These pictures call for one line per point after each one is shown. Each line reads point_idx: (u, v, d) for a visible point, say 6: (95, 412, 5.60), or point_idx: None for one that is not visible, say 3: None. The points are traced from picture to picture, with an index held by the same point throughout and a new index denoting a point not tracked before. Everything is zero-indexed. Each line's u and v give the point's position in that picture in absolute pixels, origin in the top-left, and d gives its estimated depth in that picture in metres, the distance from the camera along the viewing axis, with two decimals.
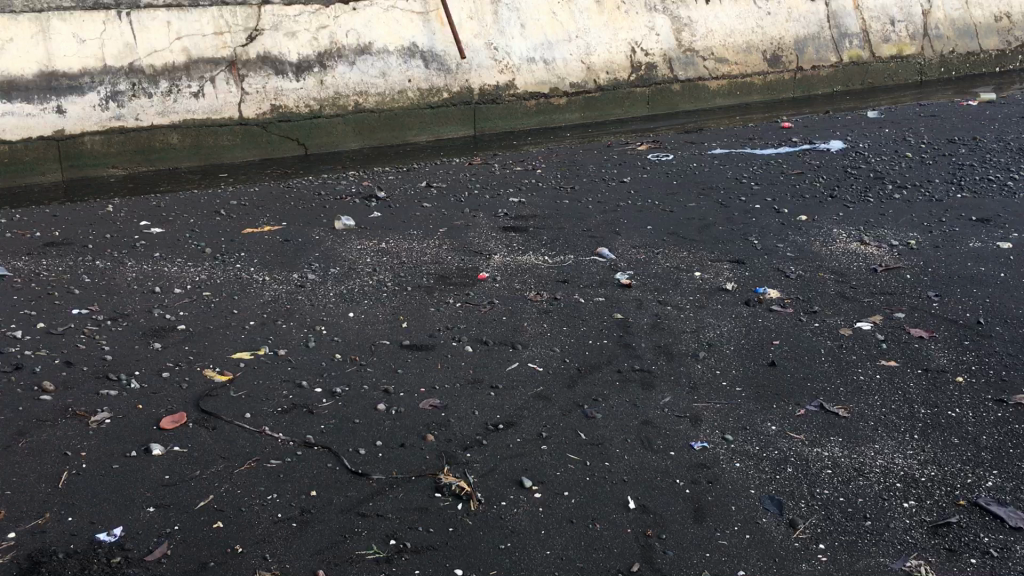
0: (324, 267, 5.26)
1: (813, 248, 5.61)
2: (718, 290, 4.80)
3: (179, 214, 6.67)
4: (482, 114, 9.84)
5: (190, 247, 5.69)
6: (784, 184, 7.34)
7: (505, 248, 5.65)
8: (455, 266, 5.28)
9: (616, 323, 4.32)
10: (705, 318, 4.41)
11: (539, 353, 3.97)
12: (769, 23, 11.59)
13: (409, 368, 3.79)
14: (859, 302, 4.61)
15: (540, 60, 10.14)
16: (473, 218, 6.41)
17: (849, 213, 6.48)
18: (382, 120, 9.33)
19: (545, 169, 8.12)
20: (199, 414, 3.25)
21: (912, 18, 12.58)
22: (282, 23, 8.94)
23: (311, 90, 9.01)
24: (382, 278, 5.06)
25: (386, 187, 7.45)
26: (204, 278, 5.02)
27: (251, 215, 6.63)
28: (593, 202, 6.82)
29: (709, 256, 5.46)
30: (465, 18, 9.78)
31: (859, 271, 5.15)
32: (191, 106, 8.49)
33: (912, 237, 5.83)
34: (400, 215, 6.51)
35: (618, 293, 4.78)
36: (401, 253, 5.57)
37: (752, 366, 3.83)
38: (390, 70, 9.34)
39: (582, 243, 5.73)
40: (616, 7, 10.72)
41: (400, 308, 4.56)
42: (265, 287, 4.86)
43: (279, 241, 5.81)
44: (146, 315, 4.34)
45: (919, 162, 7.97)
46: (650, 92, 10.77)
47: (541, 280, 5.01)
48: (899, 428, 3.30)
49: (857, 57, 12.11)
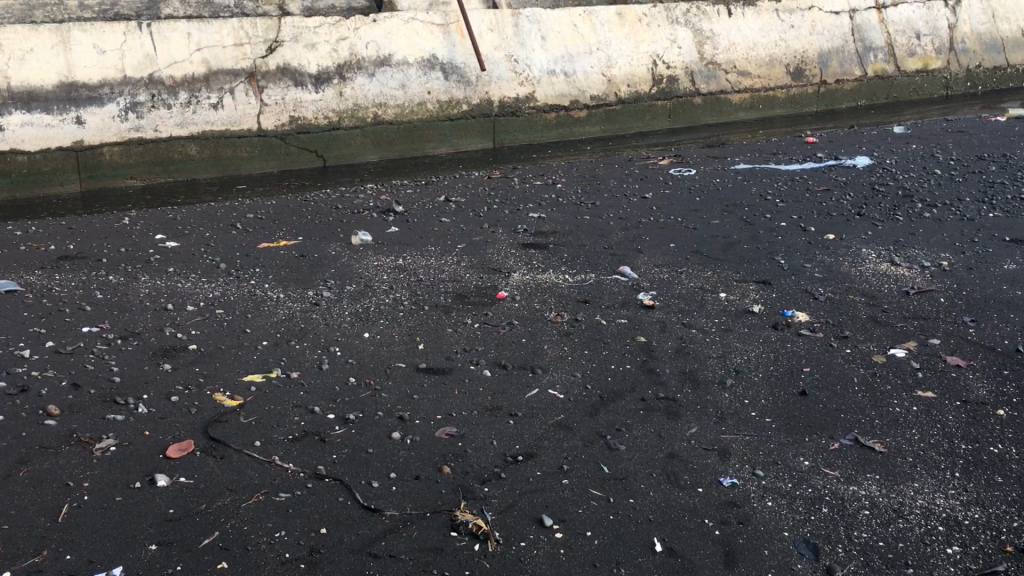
0: (340, 284, 5.15)
1: (842, 269, 5.45)
2: (745, 313, 4.65)
3: (195, 228, 6.59)
4: (501, 127, 9.74)
5: (204, 262, 5.60)
6: (810, 201, 7.18)
7: (525, 266, 5.52)
8: (473, 284, 5.15)
9: (640, 347, 4.18)
10: (732, 342, 4.26)
11: (560, 378, 3.83)
12: (792, 36, 11.45)
13: (425, 393, 3.66)
14: (891, 327, 4.46)
15: (561, 73, 10.03)
16: (492, 234, 6.29)
17: (878, 232, 6.31)
18: (401, 132, 9.24)
19: (565, 183, 7.99)
20: (207, 441, 3.14)
21: (938, 31, 12.40)
22: (302, 34, 8.87)
23: (330, 102, 8.93)
24: (399, 296, 4.94)
25: (404, 201, 7.33)
26: (217, 294, 4.92)
27: (268, 228, 6.54)
28: (615, 218, 6.69)
29: (735, 276, 5.31)
30: (485, 30, 9.69)
31: (890, 293, 4.99)
32: (210, 117, 8.42)
33: (944, 258, 5.66)
34: (417, 230, 6.39)
35: (641, 314, 4.64)
36: (418, 269, 5.46)
37: (782, 395, 3.68)
38: (409, 83, 9.25)
39: (603, 261, 5.59)
40: (638, 20, 10.59)
41: (417, 328, 4.44)
42: (279, 305, 4.76)
43: (295, 256, 5.71)
44: (158, 334, 4.24)
45: (948, 180, 7.79)
46: (671, 105, 10.64)
47: (562, 300, 4.87)
48: (939, 465, 3.15)
49: (882, 71, 11.93)
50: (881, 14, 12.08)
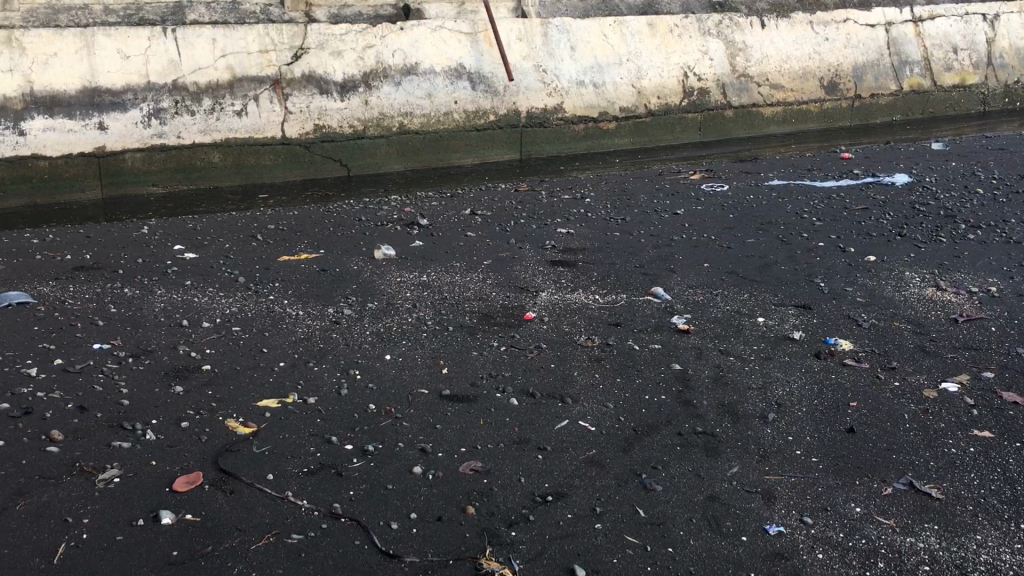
0: (361, 301, 4.98)
1: (885, 293, 5.21)
2: (784, 340, 4.42)
3: (214, 239, 6.45)
4: (528, 138, 9.54)
5: (222, 275, 5.45)
6: (848, 220, 6.93)
7: (553, 285, 5.32)
8: (500, 304, 4.96)
9: (675, 375, 3.97)
10: (773, 372, 4.03)
11: (591, 409, 3.62)
12: (826, 49, 11.20)
13: (448, 423, 3.47)
14: (941, 358, 4.20)
15: (590, 83, 9.82)
16: (518, 250, 6.10)
17: (921, 254, 6.06)
18: (427, 142, 9.07)
19: (594, 197, 7.79)
20: (216, 473, 2.98)
21: (976, 46, 12.11)
22: (328, 42, 8.74)
23: (355, 110, 8.78)
24: (422, 315, 4.76)
25: (429, 214, 7.16)
26: (234, 311, 4.77)
27: (289, 240, 6.39)
28: (645, 236, 6.48)
29: (772, 299, 5.09)
30: (513, 40, 9.52)
31: (937, 321, 4.73)
32: (234, 124, 8.29)
33: (992, 283, 5.40)
34: (442, 245, 6.21)
35: (675, 339, 4.43)
36: (442, 287, 5.27)
37: (829, 433, 3.44)
38: (436, 92, 9.09)
39: (635, 281, 5.39)
40: (669, 31, 10.38)
41: (441, 351, 4.25)
42: (297, 323, 4.60)
43: (315, 270, 5.55)
44: (171, 353, 4.10)
45: (991, 200, 7.51)
46: (702, 118, 10.41)
47: (592, 322, 4.67)
48: (1002, 515, 2.89)
49: (918, 86, 11.64)
50: (918, 27, 11.81)
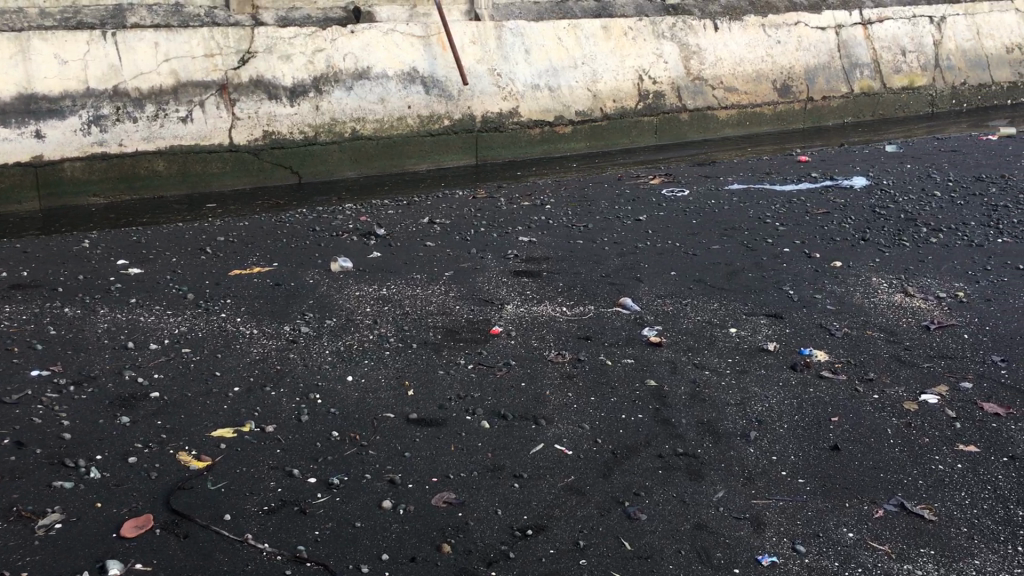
0: (319, 317, 4.76)
1: (854, 300, 5.13)
2: (759, 351, 4.31)
3: (161, 252, 6.17)
4: (484, 143, 9.37)
5: (170, 292, 5.20)
6: (811, 224, 6.87)
7: (518, 296, 5.16)
8: (464, 318, 4.78)
9: (650, 392, 3.83)
10: (750, 386, 3.90)
11: (566, 431, 3.46)
12: (779, 52, 11.19)
13: (417, 451, 3.29)
14: (918, 367, 4.10)
15: (545, 87, 9.68)
16: (480, 259, 5.93)
17: (885, 258, 6.01)
18: (381, 147, 8.86)
19: (554, 204, 7.64)
20: (168, 516, 2.81)
21: (924, 48, 12.21)
22: (276, 45, 8.47)
23: (306, 116, 8.53)
24: (383, 332, 4.56)
25: (386, 223, 6.94)
26: (184, 331, 4.53)
27: (240, 253, 6.14)
28: (609, 243, 6.35)
29: (742, 308, 4.98)
30: (467, 43, 9.33)
31: (909, 328, 4.65)
32: (179, 131, 7.99)
33: (959, 288, 5.35)
34: (400, 256, 6.01)
35: (648, 353, 4.29)
36: (403, 300, 5.08)
37: (813, 451, 3.31)
38: (389, 96, 8.87)
39: (602, 291, 5.25)
40: (623, 33, 10.28)
41: (405, 370, 4.06)
42: (251, 343, 4.37)
43: (269, 285, 5.32)
44: (116, 379, 3.86)
45: (949, 202, 7.51)
46: (658, 121, 10.33)
47: (561, 336, 4.51)
48: (998, 537, 2.79)
49: (868, 88, 11.70)
50: (867, 30, 11.87)
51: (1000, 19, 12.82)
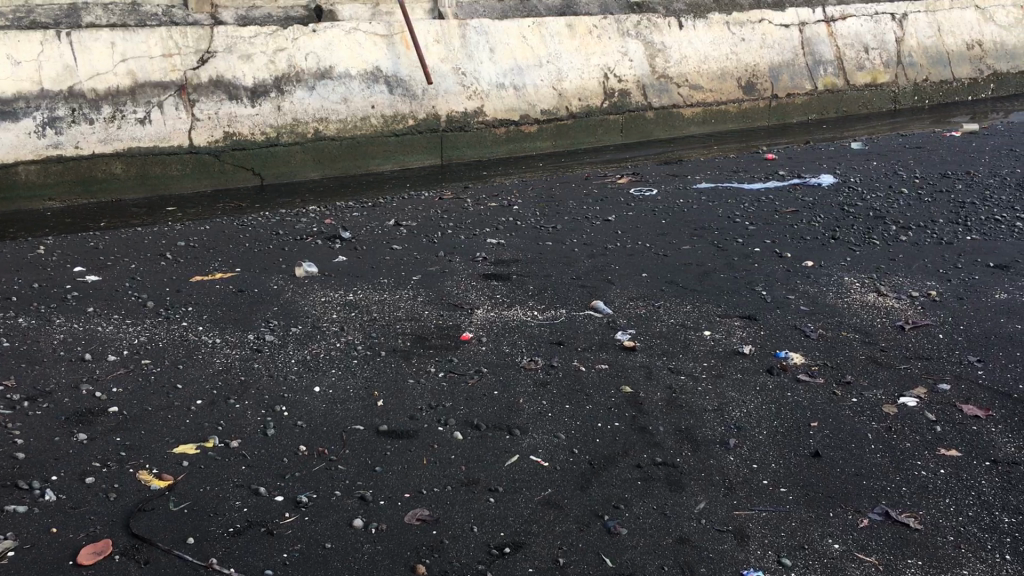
0: (284, 325, 4.62)
1: (827, 300, 5.09)
2: (734, 355, 4.25)
3: (119, 258, 5.99)
4: (450, 142, 9.25)
5: (129, 300, 5.03)
6: (780, 223, 6.84)
7: (488, 300, 5.06)
8: (434, 324, 4.67)
9: (626, 398, 3.75)
10: (727, 391, 3.84)
11: (542, 441, 3.37)
12: (743, 49, 11.19)
13: (389, 465, 3.17)
14: (895, 370, 4.07)
15: (510, 85, 9.58)
16: (449, 263, 5.82)
17: (856, 257, 5.98)
18: (344, 147, 8.71)
19: (522, 204, 7.54)
20: (128, 541, 2.67)
21: (886, 45, 12.28)
22: (236, 45, 8.28)
23: (268, 117, 8.36)
24: (351, 339, 4.43)
25: (351, 225, 6.81)
26: (144, 341, 4.37)
27: (202, 258, 5.97)
28: (579, 244, 6.27)
29: (716, 310, 4.92)
30: (431, 42, 9.20)
31: (883, 329, 4.62)
32: (137, 133, 7.79)
33: (931, 286, 5.34)
34: (367, 260, 5.88)
35: (622, 357, 4.21)
36: (371, 306, 4.95)
37: (793, 458, 3.25)
38: (352, 96, 8.72)
39: (573, 294, 5.16)
40: (588, 32, 10.21)
41: (374, 380, 3.94)
42: (214, 353, 4.22)
43: (232, 291, 5.17)
44: (72, 394, 3.70)
45: (916, 200, 7.53)
46: (623, 120, 10.27)
47: (533, 341, 4.42)
48: (985, 545, 2.74)
49: (832, 85, 11.74)
50: (830, 28, 11.91)
51: (960, 17, 12.94)
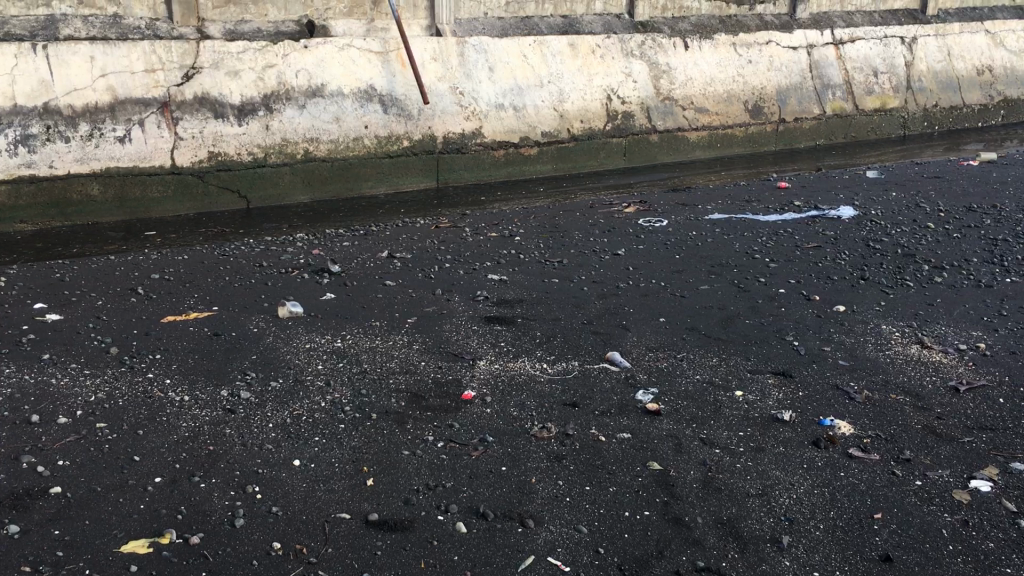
0: (263, 379, 4.09)
1: (866, 353, 4.60)
2: (773, 423, 3.74)
3: (85, 293, 5.45)
4: (446, 165, 8.76)
5: (90, 345, 4.50)
6: (803, 260, 6.36)
7: (492, 349, 4.55)
8: (431, 378, 4.15)
9: (654, 478, 3.25)
10: (770, 470, 3.33)
11: (561, 537, 2.87)
12: (750, 72, 10.74)
13: (381, 570, 2.67)
14: (958, 444, 3.57)
15: (510, 106, 9.11)
16: (447, 303, 5.30)
17: (891, 300, 5.51)
18: (335, 170, 8.21)
19: (524, 235, 7.05)
20: None
21: (895, 69, 11.86)
22: (222, 60, 7.77)
23: (255, 136, 7.85)
24: (337, 398, 3.90)
25: (340, 257, 6.30)
26: (102, 399, 3.83)
27: (177, 293, 5.44)
28: (588, 282, 5.77)
29: (745, 364, 4.42)
30: (428, 59, 8.72)
31: (934, 390, 4.13)
32: (115, 152, 7.27)
33: (978, 337, 4.87)
34: (357, 298, 5.37)
35: (646, 424, 3.70)
36: (360, 355, 4.43)
37: (860, 564, 2.78)
38: (345, 115, 8.22)
39: (585, 343, 4.65)
40: (591, 51, 9.74)
41: (363, 451, 3.41)
42: (180, 415, 3.69)
43: (206, 335, 4.65)
44: (10, 469, 3.17)
45: (944, 235, 7.07)
46: (627, 143, 9.79)
47: (544, 402, 3.91)
48: None
49: (841, 110, 11.30)
50: (838, 51, 11.52)
51: (969, 41, 12.57)
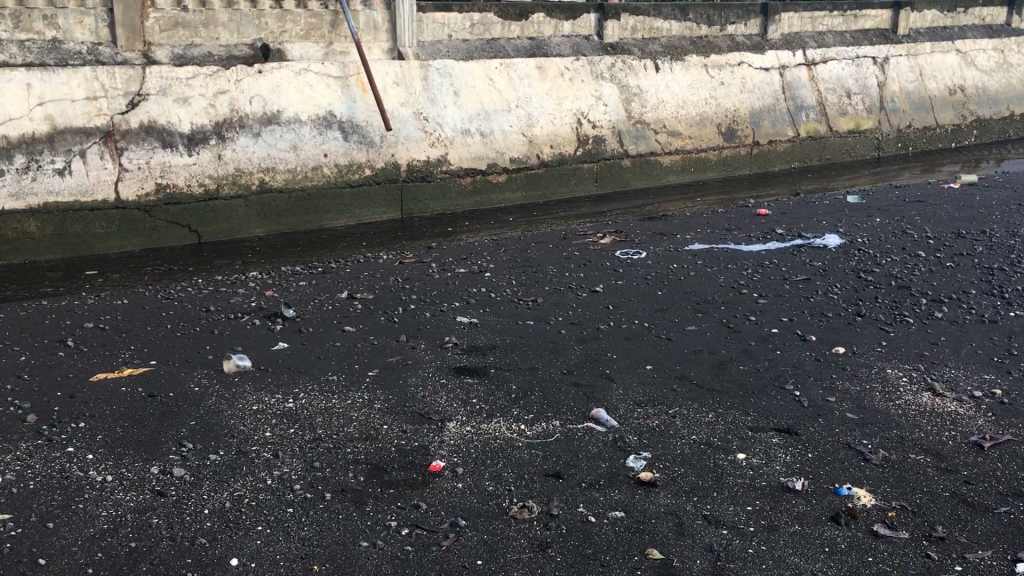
0: (200, 451, 3.57)
1: (875, 403, 4.18)
2: (786, 493, 3.30)
3: (9, 347, 4.89)
4: (410, 195, 8.29)
5: (5, 413, 3.94)
6: (793, 295, 5.95)
7: (463, 408, 4.06)
8: (395, 446, 3.66)
9: (655, 571, 2.82)
10: (788, 557, 2.91)
11: None
12: (722, 94, 10.41)
13: None
14: (995, 515, 3.15)
15: (476, 131, 8.67)
16: (412, 351, 4.82)
17: (893, 340, 5.10)
18: (293, 201, 7.71)
19: (494, 271, 6.58)
20: None
21: (868, 90, 11.61)
22: (170, 86, 7.25)
23: (206, 167, 7.34)
24: (286, 473, 3.40)
25: (296, 299, 5.79)
26: (10, 483, 3.29)
27: (111, 346, 4.91)
28: (565, 324, 5.31)
29: (745, 419, 3.97)
30: (390, 84, 8.27)
31: (957, 447, 3.71)
32: (55, 185, 6.72)
33: (993, 382, 4.47)
34: (313, 348, 4.86)
35: (641, 499, 3.24)
36: (314, 418, 3.93)
37: None
38: (302, 143, 7.74)
39: (566, 398, 4.18)
40: (560, 74, 9.34)
41: (315, 543, 2.93)
42: (100, 501, 3.17)
43: (140, 397, 4.12)
44: None
45: (937, 265, 6.71)
46: (598, 168, 9.38)
47: (524, 473, 3.43)
48: None
49: (814, 132, 10.99)
50: (811, 71, 11.22)
51: (940, 61, 12.36)
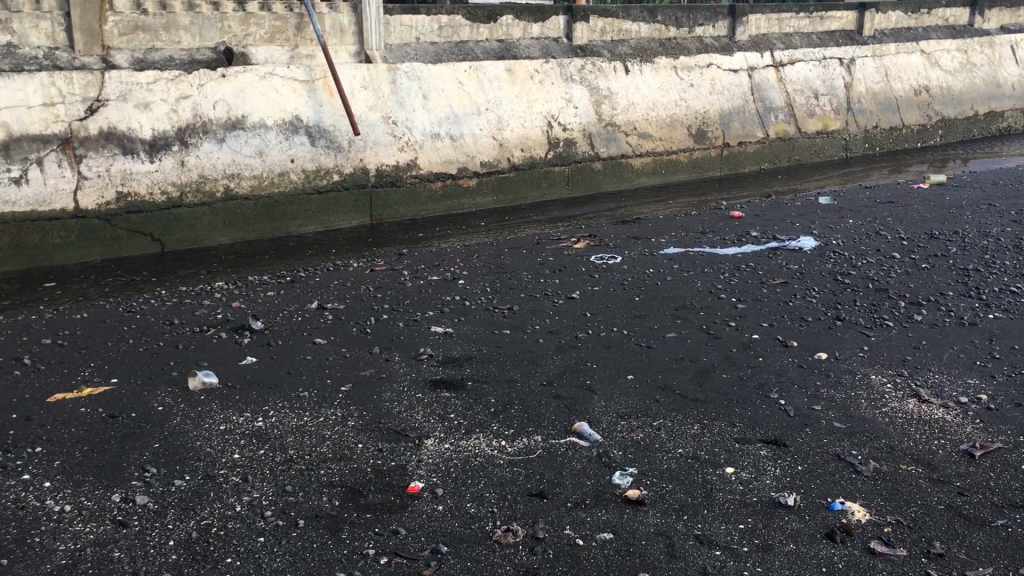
0: (164, 476, 3.39)
1: (861, 411, 4.09)
2: (778, 509, 3.19)
3: None
4: (379, 200, 8.12)
5: None
6: (771, 299, 5.86)
7: (440, 423, 3.91)
8: (370, 466, 3.50)
9: None
10: None
11: None
12: (692, 96, 10.35)
13: None
14: (993, 528, 3.07)
15: (446, 135, 8.52)
16: (385, 364, 4.66)
17: (875, 344, 5.03)
18: (259, 209, 7.51)
19: (466, 278, 6.43)
20: None
21: (835, 90, 11.61)
22: (130, 91, 7.02)
23: (169, 174, 7.12)
24: (256, 498, 3.24)
25: (263, 311, 5.61)
26: None
27: (70, 363, 4.70)
28: (542, 333, 5.18)
29: (731, 431, 3.86)
30: (358, 88, 8.10)
31: (948, 456, 3.63)
32: (10, 194, 6.47)
33: (978, 386, 4.41)
34: (283, 362, 4.69)
35: (630, 519, 3.12)
36: (285, 437, 3.76)
37: None
38: (268, 149, 7.55)
39: (546, 410, 4.05)
40: (529, 77, 9.22)
41: None
42: (57, 534, 2.99)
43: (101, 418, 3.92)
44: None
45: (912, 266, 6.67)
46: (570, 171, 9.26)
47: (507, 493, 3.30)
48: None
49: (783, 133, 10.96)
50: (779, 73, 11.20)
51: (905, 62, 12.40)
